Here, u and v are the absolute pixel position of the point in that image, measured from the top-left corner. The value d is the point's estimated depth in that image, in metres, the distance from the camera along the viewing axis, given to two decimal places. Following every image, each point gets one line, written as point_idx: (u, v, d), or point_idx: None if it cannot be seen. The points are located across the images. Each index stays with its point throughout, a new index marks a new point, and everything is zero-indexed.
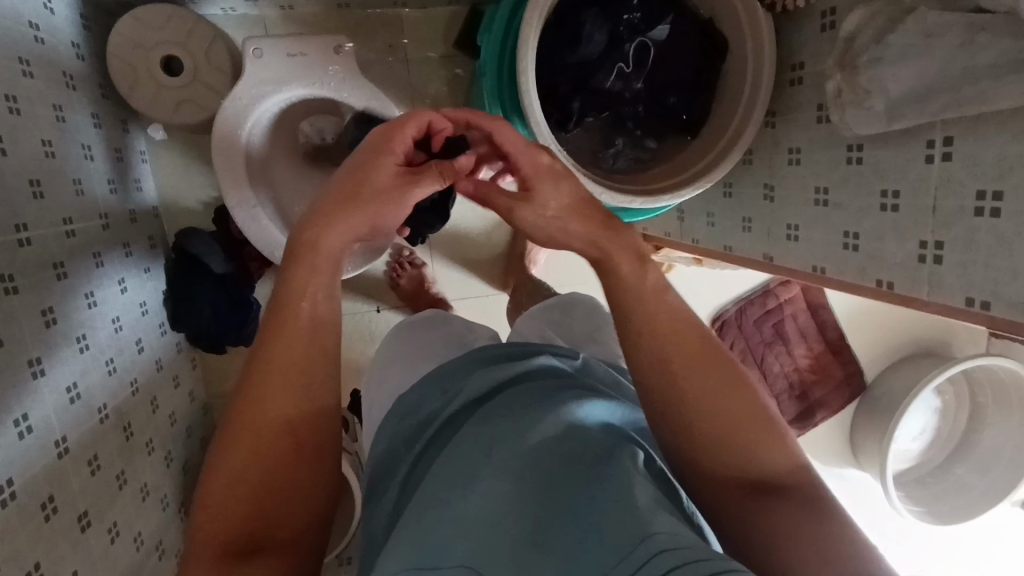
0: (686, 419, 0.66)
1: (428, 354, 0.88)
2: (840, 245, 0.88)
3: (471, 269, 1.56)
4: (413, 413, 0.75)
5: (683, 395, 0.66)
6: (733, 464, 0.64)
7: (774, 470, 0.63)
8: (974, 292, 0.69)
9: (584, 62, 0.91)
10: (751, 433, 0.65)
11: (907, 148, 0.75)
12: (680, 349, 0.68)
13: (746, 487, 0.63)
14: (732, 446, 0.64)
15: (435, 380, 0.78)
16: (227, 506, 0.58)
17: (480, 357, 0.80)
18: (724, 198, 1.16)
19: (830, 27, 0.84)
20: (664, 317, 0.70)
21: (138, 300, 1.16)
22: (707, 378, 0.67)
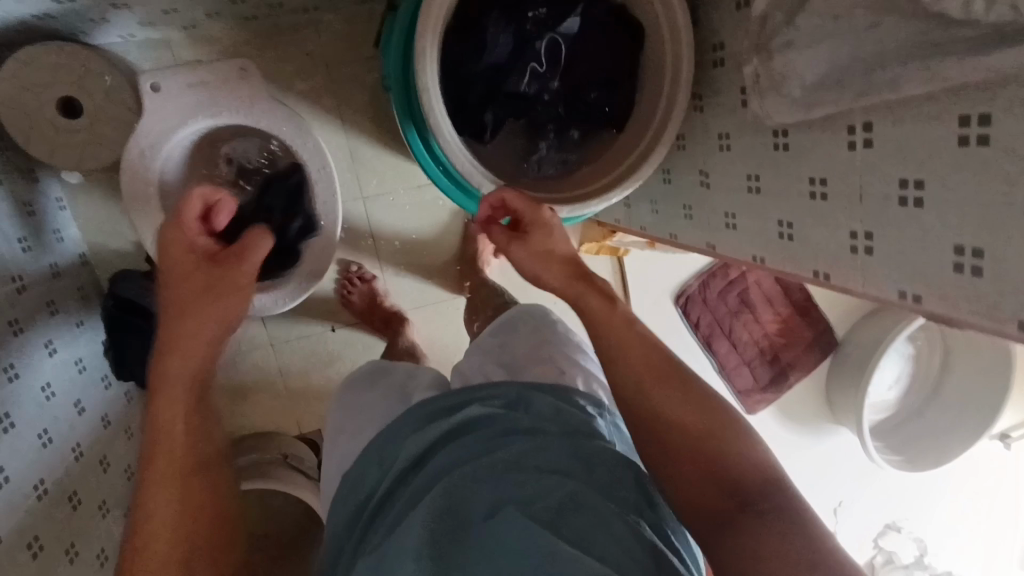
0: (647, 432, 0.70)
1: (370, 414, 0.85)
2: (776, 234, 0.85)
3: (424, 276, 1.52)
4: (361, 491, 0.75)
5: (659, 411, 0.70)
6: (711, 473, 0.66)
7: (752, 481, 0.64)
8: (905, 285, 0.66)
9: (493, 68, 0.85)
10: (710, 443, 0.67)
11: (829, 134, 0.71)
12: (636, 362, 0.73)
13: (722, 496, 0.64)
14: (694, 450, 0.67)
15: (373, 448, 0.78)
16: None
17: (423, 411, 0.78)
18: (664, 184, 1.12)
19: (744, 5, 0.78)
20: (618, 330, 0.76)
21: (71, 358, 1.12)
22: (680, 394, 0.71)
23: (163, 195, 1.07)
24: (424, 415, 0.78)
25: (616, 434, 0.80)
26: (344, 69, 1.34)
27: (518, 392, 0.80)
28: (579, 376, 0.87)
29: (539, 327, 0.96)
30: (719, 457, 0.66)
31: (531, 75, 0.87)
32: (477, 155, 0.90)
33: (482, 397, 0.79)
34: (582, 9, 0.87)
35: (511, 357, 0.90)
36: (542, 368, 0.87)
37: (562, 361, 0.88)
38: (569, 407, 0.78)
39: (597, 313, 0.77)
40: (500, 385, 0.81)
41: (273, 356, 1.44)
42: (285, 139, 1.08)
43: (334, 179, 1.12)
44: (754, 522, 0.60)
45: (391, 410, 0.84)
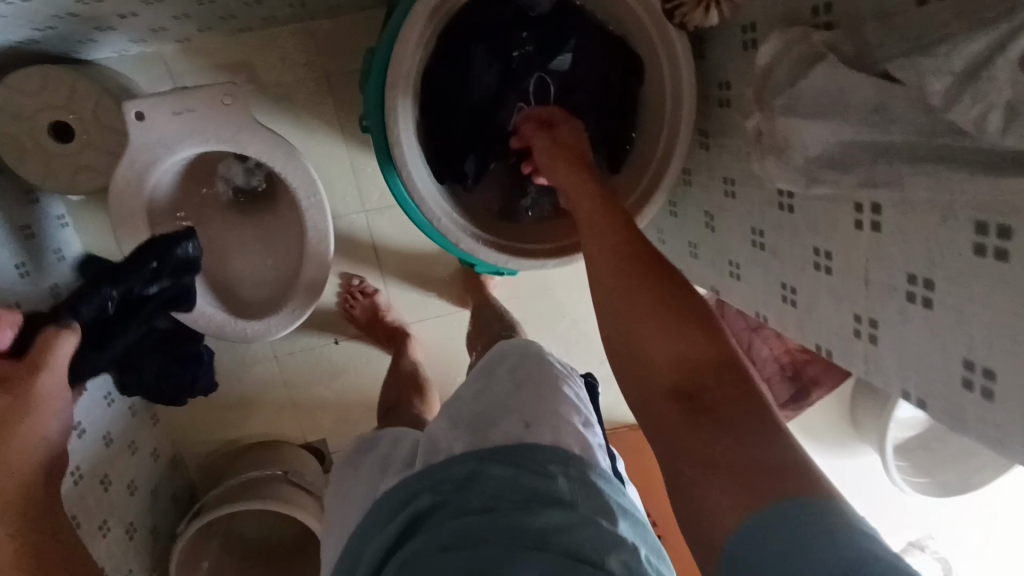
0: (627, 354, 0.58)
1: (356, 500, 0.72)
2: (779, 296, 0.78)
3: (427, 289, 1.48)
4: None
5: (640, 338, 0.57)
6: (696, 396, 0.52)
7: (743, 412, 0.49)
8: (910, 385, 0.59)
9: (477, 108, 0.81)
10: (696, 366, 0.53)
11: (836, 206, 0.63)
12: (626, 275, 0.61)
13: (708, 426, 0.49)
14: (672, 369, 0.54)
15: (352, 544, 0.67)
16: None
17: (381, 509, 0.67)
18: (670, 216, 1.05)
19: (751, 47, 0.70)
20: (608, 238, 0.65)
21: None
22: (660, 317, 0.57)
23: (151, 221, 1.06)
24: (385, 515, 0.66)
25: (587, 492, 0.62)
26: (343, 78, 1.29)
27: (469, 467, 0.65)
28: (550, 426, 0.67)
29: (518, 364, 0.77)
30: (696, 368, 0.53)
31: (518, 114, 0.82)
32: (461, 202, 0.84)
33: (431, 480, 0.66)
34: (577, 41, 0.81)
35: (479, 410, 0.72)
36: (509, 421, 0.69)
37: (532, 411, 0.69)
38: (529, 475, 0.63)
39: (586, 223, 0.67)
40: (450, 460, 0.66)
41: (276, 367, 1.44)
42: (273, 165, 1.05)
43: (324, 206, 1.08)
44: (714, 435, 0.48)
45: (366, 484, 0.73)
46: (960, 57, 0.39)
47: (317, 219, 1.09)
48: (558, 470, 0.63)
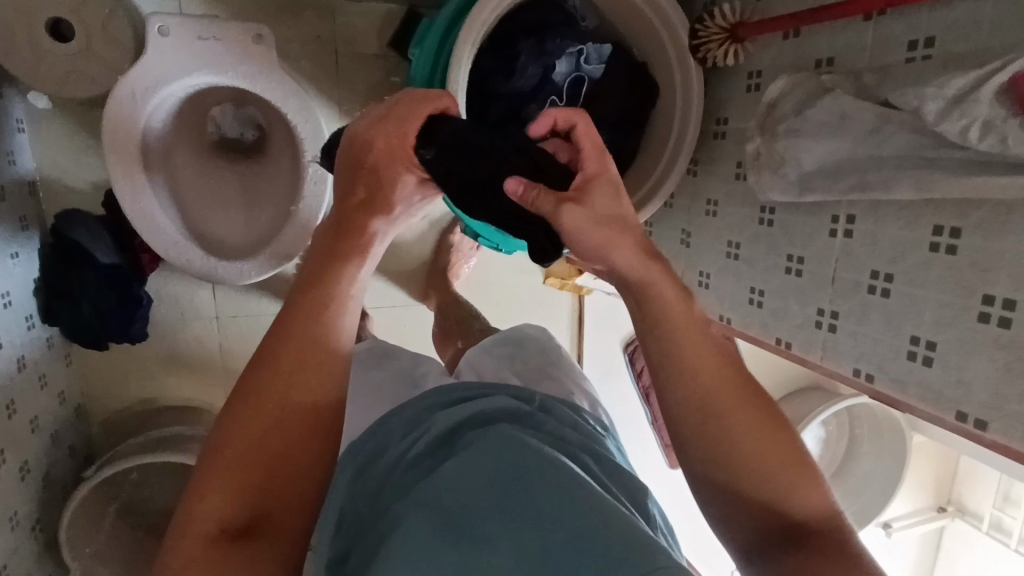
0: (713, 458, 0.55)
1: (378, 393, 0.82)
2: (747, 299, 0.91)
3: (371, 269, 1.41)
4: (375, 459, 0.67)
5: (724, 436, 0.55)
6: (769, 503, 0.54)
7: (807, 517, 0.53)
8: (861, 364, 0.74)
9: (516, 94, 0.88)
10: (781, 479, 0.54)
11: (814, 218, 0.78)
12: (716, 385, 0.56)
13: (777, 530, 0.53)
14: (753, 485, 0.54)
15: (384, 425, 0.71)
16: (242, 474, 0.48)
17: (434, 401, 0.72)
18: (644, 235, 1.17)
19: (755, 89, 0.85)
20: (698, 352, 0.56)
21: (0, 292, 1.03)
22: (744, 420, 0.55)
23: (145, 148, 1.03)
24: (447, 403, 0.72)
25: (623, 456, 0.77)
26: (352, 58, 1.32)
27: (542, 400, 0.74)
28: (585, 398, 0.86)
29: (545, 348, 0.95)
30: (780, 493, 0.54)
31: (550, 109, 0.89)
32: None
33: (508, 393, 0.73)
34: (610, 55, 0.91)
35: (515, 369, 0.89)
36: (552, 384, 0.85)
37: (567, 383, 0.86)
38: (584, 423, 0.74)
39: (677, 339, 0.57)
40: (526, 393, 0.74)
41: (215, 329, 1.37)
42: (286, 113, 1.06)
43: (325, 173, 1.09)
44: (803, 552, 0.51)
45: (396, 390, 0.82)
46: (951, 87, 0.54)
47: (316, 176, 1.09)
48: (602, 430, 0.78)
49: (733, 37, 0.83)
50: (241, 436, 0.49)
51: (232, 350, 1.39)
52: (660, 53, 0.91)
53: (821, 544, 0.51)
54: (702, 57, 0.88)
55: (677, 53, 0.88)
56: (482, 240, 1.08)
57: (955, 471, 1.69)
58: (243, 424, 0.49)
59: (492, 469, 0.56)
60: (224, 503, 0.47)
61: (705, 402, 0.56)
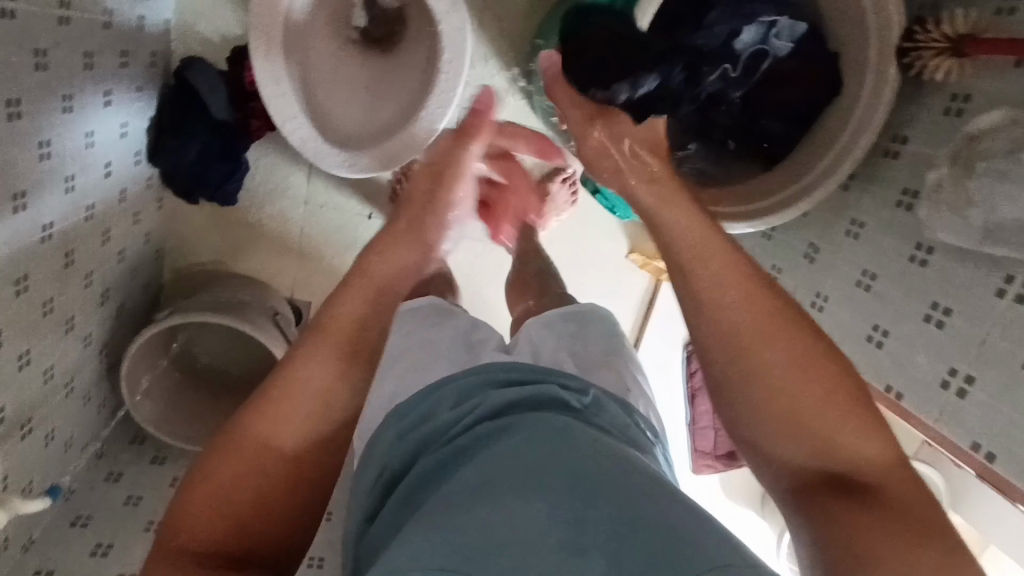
0: (760, 394, 0.58)
1: (432, 353, 0.75)
2: (864, 335, 0.85)
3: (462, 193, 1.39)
4: (422, 422, 0.66)
5: (774, 365, 0.58)
6: (821, 449, 0.56)
7: (860, 459, 0.55)
8: (985, 439, 0.67)
9: (695, 50, 0.85)
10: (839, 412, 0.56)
11: (981, 271, 0.71)
12: (757, 321, 0.60)
13: (826, 479, 0.55)
14: (810, 444, 0.56)
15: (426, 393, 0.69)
16: (199, 517, 0.58)
17: (485, 378, 0.67)
18: (761, 239, 1.09)
19: (956, 114, 0.76)
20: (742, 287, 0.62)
21: (119, 121, 1.04)
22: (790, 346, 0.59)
23: (289, 20, 1.01)
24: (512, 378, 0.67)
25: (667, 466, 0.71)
26: None
27: (596, 396, 0.67)
28: (640, 399, 0.77)
29: (610, 333, 0.85)
30: (838, 438, 0.56)
31: (722, 74, 0.86)
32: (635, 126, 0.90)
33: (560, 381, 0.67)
34: (802, 36, 0.85)
35: (576, 354, 0.79)
36: (611, 376, 0.76)
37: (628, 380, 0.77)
38: (636, 428, 0.68)
39: (753, 327, 0.59)
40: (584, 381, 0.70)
41: (301, 214, 1.36)
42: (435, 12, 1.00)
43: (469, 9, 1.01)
44: (854, 503, 0.53)
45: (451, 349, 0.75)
46: None
47: (444, 96, 1.04)
48: (654, 436, 0.71)
49: (955, 50, 0.74)
50: (243, 429, 0.61)
51: (311, 239, 1.38)
52: (860, 47, 0.82)
53: (896, 498, 0.53)
54: (910, 63, 0.79)
55: (880, 54, 0.79)
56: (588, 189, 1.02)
57: None
58: (218, 469, 0.60)
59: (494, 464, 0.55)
60: (203, 533, 0.57)
61: (764, 359, 0.58)
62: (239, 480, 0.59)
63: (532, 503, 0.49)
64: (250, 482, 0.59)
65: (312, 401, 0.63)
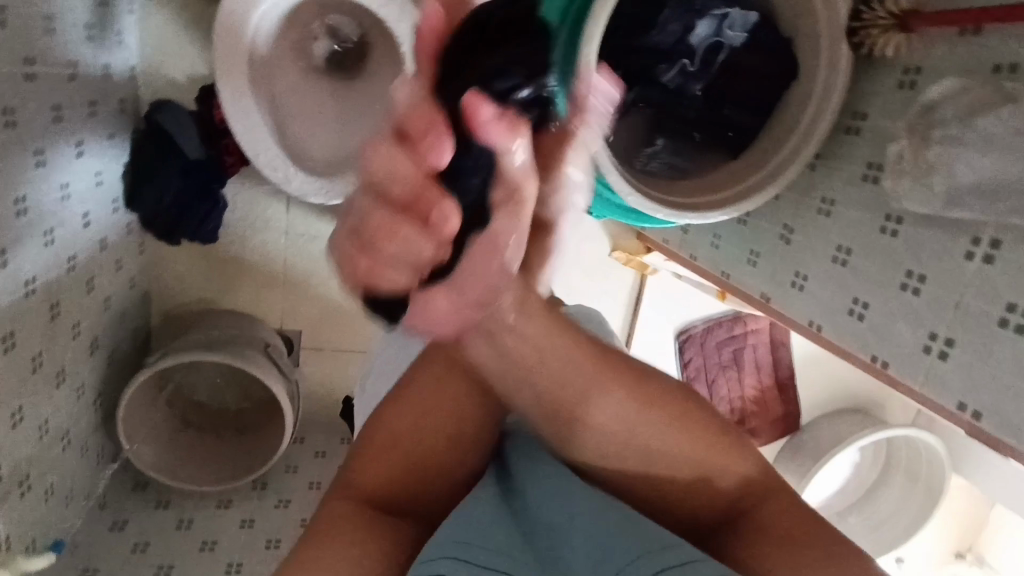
0: (640, 461, 0.63)
1: None
2: (846, 309, 0.86)
3: None
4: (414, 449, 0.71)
5: (649, 446, 0.62)
6: (700, 493, 0.63)
7: (736, 487, 0.63)
8: (970, 398, 0.69)
9: (652, 50, 0.87)
10: (717, 453, 0.64)
11: (948, 236, 0.73)
12: (630, 415, 0.62)
13: (716, 517, 0.64)
14: (690, 471, 0.63)
15: None
16: (380, 479, 0.67)
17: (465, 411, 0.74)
18: (737, 225, 1.12)
19: (909, 86, 0.78)
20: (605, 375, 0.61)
21: (94, 171, 1.05)
22: (665, 419, 0.62)
23: (253, 54, 1.02)
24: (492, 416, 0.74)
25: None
26: None
27: None
28: None
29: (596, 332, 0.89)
30: (714, 474, 0.63)
31: (681, 70, 0.88)
32: None
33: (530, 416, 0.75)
34: (755, 25, 0.86)
35: None
36: None
37: None
38: None
39: (621, 419, 0.62)
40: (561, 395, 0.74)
41: (283, 244, 1.36)
42: (397, 34, 1.02)
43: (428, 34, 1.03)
44: (737, 537, 0.61)
45: None
46: None
47: None
48: None
49: (901, 25, 0.78)
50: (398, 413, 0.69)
51: (296, 269, 1.38)
52: (811, 31, 0.84)
53: (766, 512, 0.62)
54: (859, 43, 0.83)
55: (831, 35, 0.82)
56: None
57: (981, 524, 1.65)
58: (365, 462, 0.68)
59: (509, 496, 0.61)
60: (375, 487, 0.67)
61: (622, 439, 0.62)
62: (385, 468, 0.67)
63: (561, 513, 0.55)
64: (387, 465, 0.67)
65: (444, 406, 0.68)
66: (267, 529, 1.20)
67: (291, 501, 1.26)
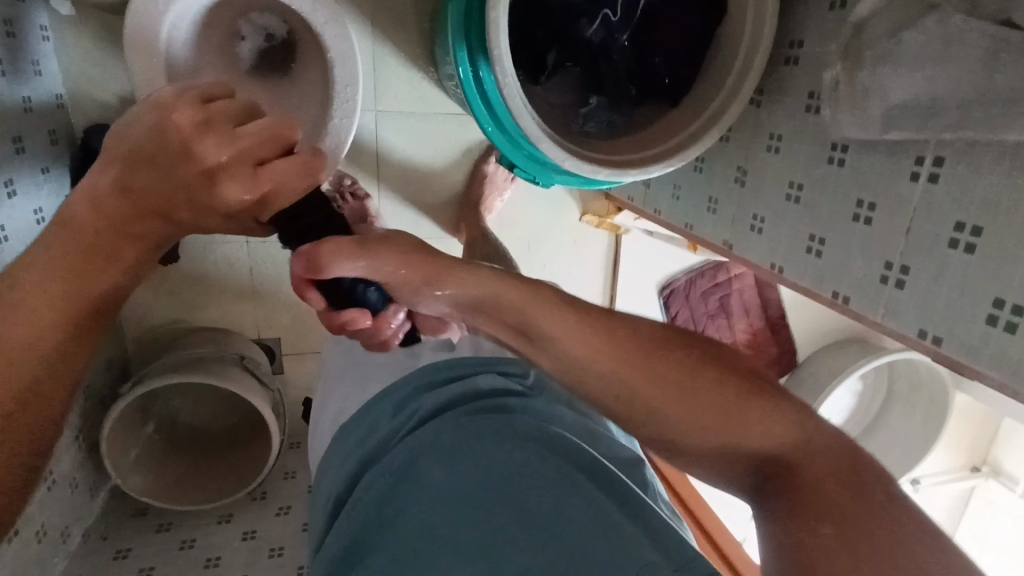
0: (720, 451, 0.54)
1: (373, 366, 0.77)
2: (804, 247, 0.84)
3: (402, 198, 1.40)
4: (367, 437, 0.68)
5: (704, 417, 0.55)
6: (831, 481, 0.50)
7: (854, 443, 0.53)
8: (929, 325, 0.66)
9: (568, 8, 0.88)
10: (818, 456, 0.52)
11: (894, 159, 0.70)
12: (656, 360, 0.57)
13: (845, 462, 0.51)
14: (786, 452, 0.52)
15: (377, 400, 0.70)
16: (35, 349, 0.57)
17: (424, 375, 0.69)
18: (694, 173, 1.09)
19: (840, 6, 0.74)
20: (608, 335, 0.58)
21: (31, 208, 1.03)
22: (712, 386, 0.55)
23: (169, 66, 0.97)
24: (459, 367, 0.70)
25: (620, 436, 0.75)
26: None
27: (536, 375, 0.71)
28: None
29: None
30: (829, 455, 0.52)
31: (598, 25, 0.88)
32: (529, 93, 0.90)
33: (500, 368, 0.70)
34: None
35: None
36: None
37: None
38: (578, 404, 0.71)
39: (643, 379, 0.56)
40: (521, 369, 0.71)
41: (245, 255, 1.34)
42: (316, 25, 0.97)
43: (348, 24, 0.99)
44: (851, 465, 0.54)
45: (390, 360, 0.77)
46: None
47: (346, 106, 1.03)
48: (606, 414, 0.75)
49: None
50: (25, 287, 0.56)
51: (262, 278, 1.37)
52: None
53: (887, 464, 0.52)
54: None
55: None
56: (517, 171, 0.94)
57: (990, 437, 1.64)
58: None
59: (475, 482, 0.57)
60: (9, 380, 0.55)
61: (702, 420, 0.55)
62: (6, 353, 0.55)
63: (531, 530, 0.53)
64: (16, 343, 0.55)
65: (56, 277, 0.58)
66: (269, 538, 1.21)
67: (290, 507, 1.28)
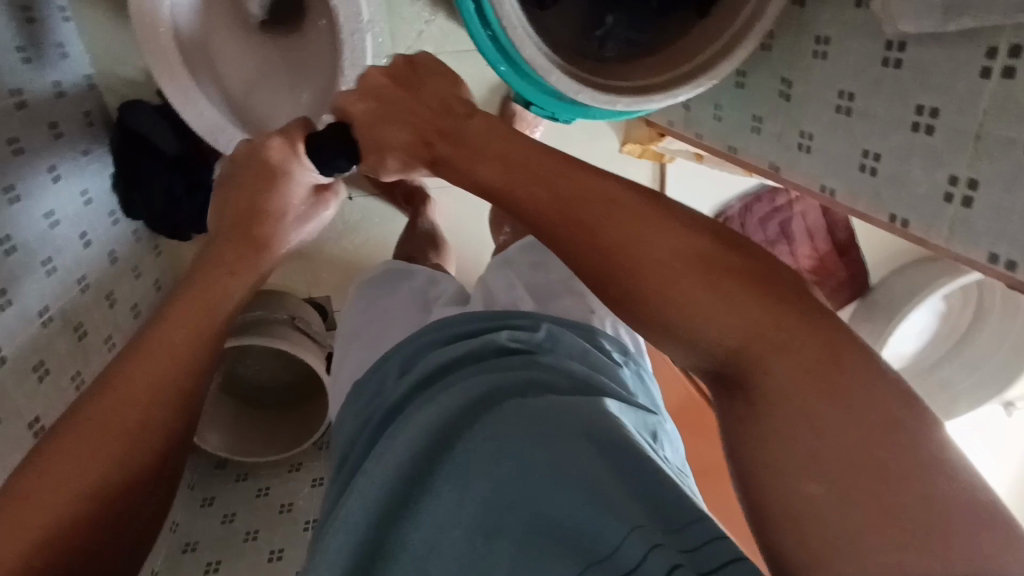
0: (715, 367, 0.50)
1: (392, 322, 0.78)
2: (857, 164, 0.74)
3: None
4: (376, 396, 0.69)
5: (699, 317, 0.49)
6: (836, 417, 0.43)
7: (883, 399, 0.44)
8: (1001, 246, 0.57)
9: None
10: (836, 376, 0.44)
11: (962, 53, 0.59)
12: (662, 261, 0.51)
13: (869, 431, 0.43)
14: (798, 373, 0.45)
15: (395, 360, 0.71)
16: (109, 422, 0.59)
17: (432, 338, 0.70)
18: (735, 89, 0.99)
19: None
20: (604, 214, 0.54)
21: (77, 190, 1.07)
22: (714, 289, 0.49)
23: (178, 36, 0.97)
24: (475, 321, 0.70)
25: (641, 386, 0.72)
26: None
27: (548, 329, 0.69)
28: (607, 319, 0.77)
29: None
30: (854, 395, 0.44)
31: None
32: (537, 21, 0.83)
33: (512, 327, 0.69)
34: None
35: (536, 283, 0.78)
36: (574, 301, 0.76)
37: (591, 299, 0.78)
38: (598, 355, 0.69)
39: (631, 263, 0.52)
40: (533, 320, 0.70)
41: None
42: None
43: None
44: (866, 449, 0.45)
45: (407, 319, 0.77)
46: None
47: (355, 56, 0.99)
48: (620, 358, 0.72)
49: None
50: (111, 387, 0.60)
51: None
52: None
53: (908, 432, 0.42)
54: None
55: None
56: (534, 109, 0.88)
57: None
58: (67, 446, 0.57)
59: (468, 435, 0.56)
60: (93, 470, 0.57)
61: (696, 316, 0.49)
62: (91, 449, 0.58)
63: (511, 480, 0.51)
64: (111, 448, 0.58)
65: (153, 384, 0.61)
66: None
67: None
